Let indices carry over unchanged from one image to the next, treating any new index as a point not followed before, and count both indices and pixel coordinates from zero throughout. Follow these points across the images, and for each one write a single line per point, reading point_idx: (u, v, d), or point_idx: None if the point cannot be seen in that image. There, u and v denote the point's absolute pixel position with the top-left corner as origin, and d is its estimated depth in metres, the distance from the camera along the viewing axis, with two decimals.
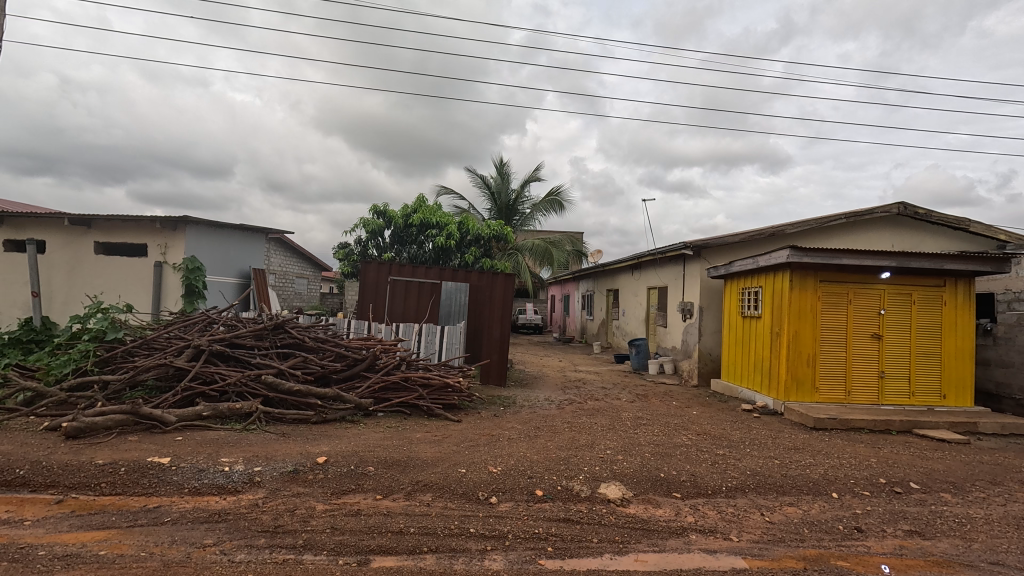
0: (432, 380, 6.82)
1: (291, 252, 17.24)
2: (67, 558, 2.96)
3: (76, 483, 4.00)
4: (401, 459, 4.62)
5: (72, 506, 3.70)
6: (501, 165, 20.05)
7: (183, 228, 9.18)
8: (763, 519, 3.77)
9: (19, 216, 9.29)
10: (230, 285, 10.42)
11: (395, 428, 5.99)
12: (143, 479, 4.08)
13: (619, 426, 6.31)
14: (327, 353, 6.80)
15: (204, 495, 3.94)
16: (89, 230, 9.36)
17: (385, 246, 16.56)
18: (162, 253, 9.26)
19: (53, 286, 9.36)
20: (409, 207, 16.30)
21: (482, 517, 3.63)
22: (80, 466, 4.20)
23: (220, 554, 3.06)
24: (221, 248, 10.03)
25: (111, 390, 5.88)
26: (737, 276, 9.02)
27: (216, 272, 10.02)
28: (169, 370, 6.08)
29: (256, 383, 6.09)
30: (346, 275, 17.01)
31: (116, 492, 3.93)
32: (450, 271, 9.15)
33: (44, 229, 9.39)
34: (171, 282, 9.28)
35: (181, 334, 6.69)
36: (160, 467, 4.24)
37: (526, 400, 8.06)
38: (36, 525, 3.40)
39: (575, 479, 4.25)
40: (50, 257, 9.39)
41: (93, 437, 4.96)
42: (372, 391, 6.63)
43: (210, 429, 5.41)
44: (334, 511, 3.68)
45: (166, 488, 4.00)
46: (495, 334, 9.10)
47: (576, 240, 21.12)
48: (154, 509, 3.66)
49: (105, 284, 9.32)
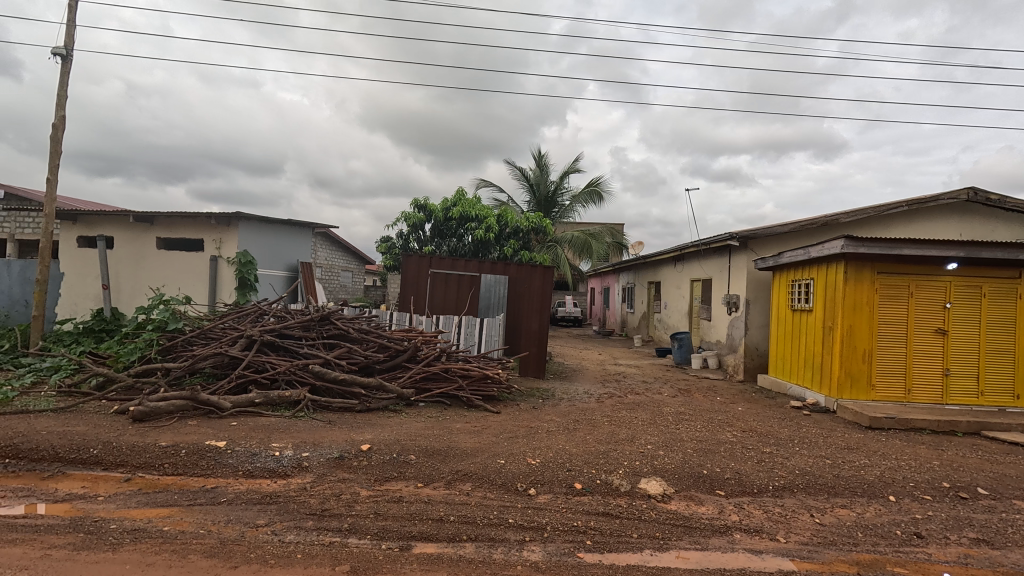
0: (471, 371, 6.91)
1: (335, 246, 17.78)
2: (134, 532, 3.18)
3: (143, 463, 4.30)
4: (442, 448, 4.71)
5: (139, 484, 3.98)
6: (541, 156, 19.93)
7: (235, 224, 9.60)
8: (814, 520, 3.62)
9: (91, 214, 9.96)
10: (280, 278, 10.81)
11: (437, 418, 6.10)
12: (201, 461, 4.34)
13: (660, 421, 6.18)
14: (370, 343, 6.99)
15: (258, 478, 4.16)
16: (151, 226, 9.93)
17: (426, 239, 16.78)
18: (217, 247, 9.71)
19: (120, 279, 10.01)
20: (449, 200, 16.43)
21: (520, 508, 3.65)
22: (146, 447, 4.50)
23: (272, 534, 3.21)
24: (271, 243, 10.42)
25: (172, 377, 6.23)
26: (787, 268, 8.63)
27: (267, 266, 10.39)
28: (225, 358, 6.41)
29: (304, 372, 6.34)
30: (388, 268, 17.35)
31: (178, 472, 4.21)
32: (490, 264, 9.20)
33: (113, 226, 10.04)
34: (226, 275, 9.72)
35: (235, 324, 7.03)
36: (217, 450, 4.49)
37: (565, 392, 8.04)
38: (108, 501, 3.67)
39: (614, 473, 4.21)
40: (118, 252, 10.03)
41: (159, 420, 5.31)
42: (414, 381, 6.78)
43: (262, 415, 5.67)
44: (377, 497, 3.79)
45: (223, 470, 4.25)
46: (534, 327, 9.11)
47: (617, 232, 20.69)
48: (213, 490, 3.89)
49: (166, 277, 9.87)
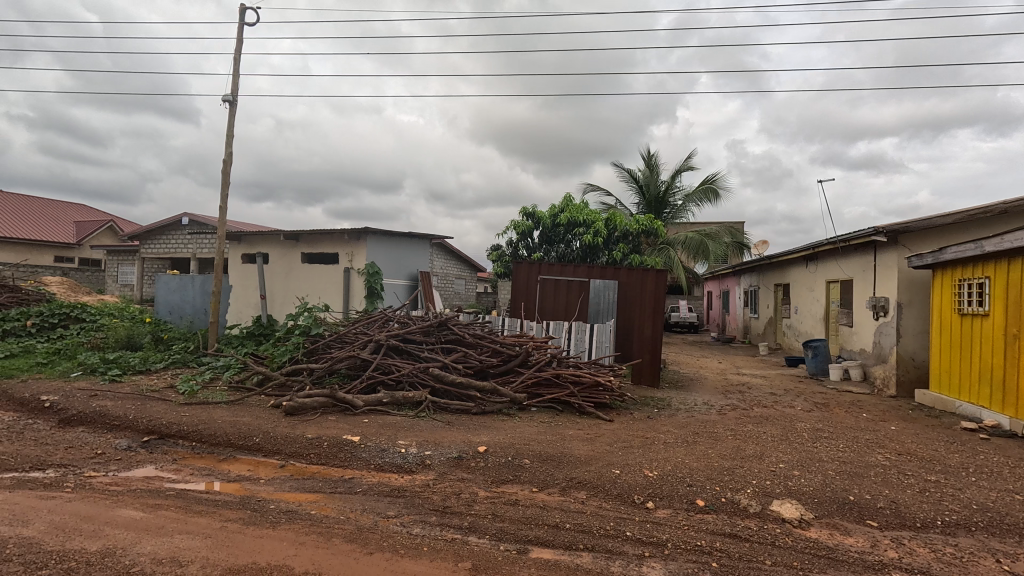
0: (583, 378, 6.87)
1: (449, 255, 18.77)
2: (289, 513, 3.62)
3: (294, 452, 4.89)
4: (556, 454, 4.72)
5: (291, 471, 4.53)
6: (650, 156, 19.27)
7: (365, 238, 10.57)
8: (1001, 568, 3.02)
9: (251, 234, 11.60)
10: (402, 287, 11.66)
11: (549, 424, 6.14)
12: (339, 453, 4.82)
13: (794, 438, 5.60)
14: (484, 348, 7.25)
15: (388, 472, 4.52)
16: (297, 243, 11.30)
17: (534, 246, 17.03)
18: (349, 260, 10.75)
19: (274, 290, 11.50)
20: (557, 206, 16.53)
21: (638, 521, 3.53)
22: (296, 438, 5.11)
23: (401, 526, 3.45)
24: (394, 254, 11.30)
25: (315, 376, 7.00)
26: (951, 265, 7.39)
27: (391, 276, 11.27)
28: (357, 360, 7.06)
29: (425, 375, 6.77)
30: (499, 275, 17.88)
31: (321, 462, 4.72)
32: (599, 269, 9.08)
33: (268, 244, 11.59)
34: (357, 285, 10.72)
35: (365, 329, 7.72)
36: (352, 444, 4.95)
37: (682, 402, 7.63)
38: (268, 483, 4.23)
39: (741, 492, 3.90)
40: (272, 266, 11.55)
41: (305, 414, 6.00)
42: (526, 386, 6.89)
43: (389, 414, 6.15)
44: (494, 498, 3.91)
45: (357, 463, 4.68)
46: (647, 333, 8.81)
47: (736, 231, 19.27)
48: (350, 480, 4.30)
49: (309, 287, 11.15)
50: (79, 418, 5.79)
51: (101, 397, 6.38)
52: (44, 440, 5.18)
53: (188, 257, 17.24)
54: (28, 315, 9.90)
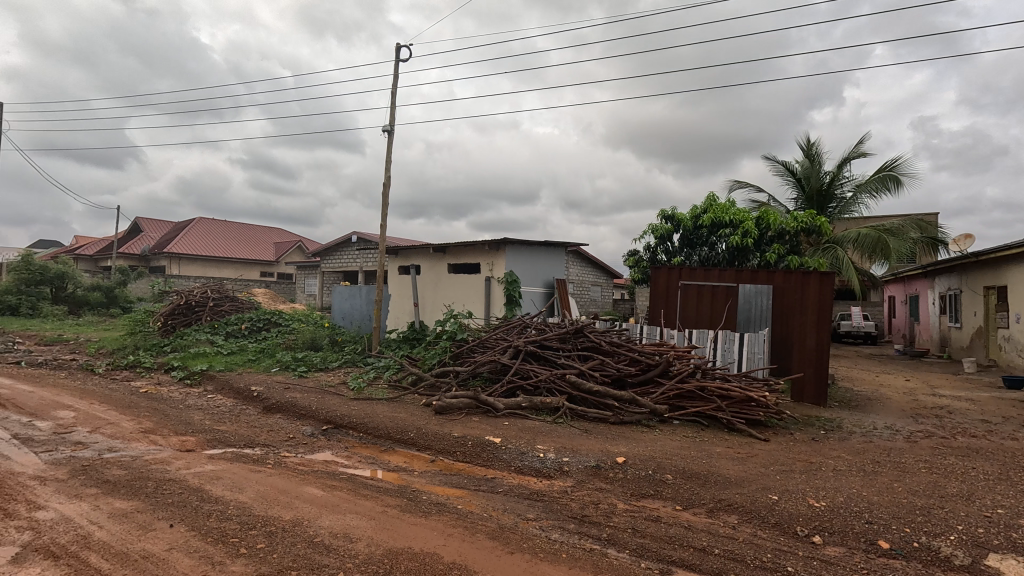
0: (732, 392, 6.34)
1: (586, 262, 18.72)
2: (439, 505, 3.92)
3: (443, 449, 5.29)
4: (701, 472, 4.42)
5: (440, 466, 4.90)
6: (810, 145, 17.14)
7: (504, 248, 11.06)
8: None
9: (406, 248, 12.87)
10: (540, 294, 11.92)
11: (694, 439, 5.76)
12: (482, 453, 5.08)
13: (1019, 479, 4.49)
14: (621, 356, 7.09)
15: (527, 475, 4.64)
16: (445, 255, 12.24)
17: (675, 250, 16.18)
18: (490, 269, 11.33)
19: (425, 298, 12.58)
20: (699, 207, 15.55)
21: (801, 556, 3.13)
22: (444, 436, 5.53)
23: (540, 529, 3.52)
24: (531, 263, 11.63)
25: (461, 379, 7.48)
26: None
27: (529, 284, 11.60)
28: (498, 365, 7.38)
29: (562, 382, 6.83)
30: (637, 282, 17.33)
31: (467, 460, 5.03)
32: (750, 273, 8.31)
33: (420, 256, 12.74)
34: (497, 292, 11.22)
35: (505, 335, 8.05)
36: (494, 445, 5.19)
37: (856, 425, 6.60)
38: (421, 475, 4.63)
39: (940, 538, 3.24)
40: (423, 277, 12.66)
41: (452, 414, 6.45)
42: (668, 398, 6.56)
43: (528, 418, 6.31)
44: (634, 512, 3.79)
45: (499, 463, 4.89)
46: (809, 345, 7.82)
47: (927, 224, 16.17)
48: (492, 479, 4.51)
49: (455, 296, 11.98)
50: (277, 406, 6.96)
51: (293, 390, 7.58)
52: (253, 422, 6.32)
53: (356, 270, 19.72)
54: (243, 320, 12.20)
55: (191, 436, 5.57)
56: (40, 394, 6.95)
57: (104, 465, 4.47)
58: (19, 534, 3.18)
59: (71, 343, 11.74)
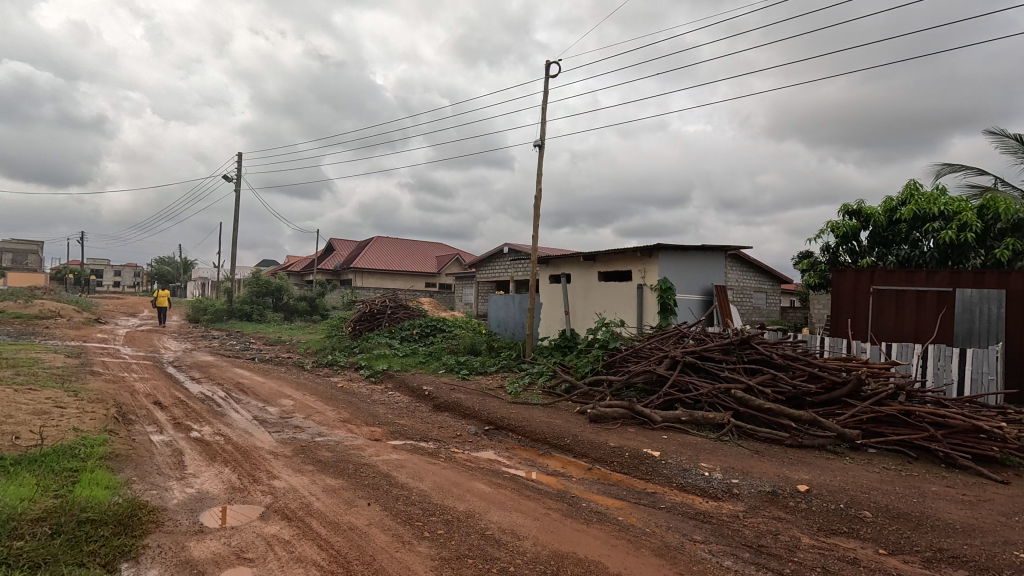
0: (950, 419, 5.27)
1: (748, 267, 17.12)
2: (599, 514, 3.90)
3: (600, 458, 5.27)
4: (912, 514, 3.72)
5: (598, 475, 4.88)
6: None
7: (657, 253, 10.66)
8: None
9: (556, 257, 13.16)
10: (697, 302, 11.21)
11: (898, 473, 4.87)
12: (641, 466, 4.95)
13: None
14: (798, 371, 6.33)
15: (691, 493, 4.39)
16: (595, 262, 12.23)
17: (862, 250, 13.97)
18: (642, 276, 11.00)
19: (575, 306, 12.68)
20: (895, 199, 13.24)
21: None
22: (601, 445, 5.51)
23: (710, 553, 3.30)
24: (687, 269, 11.02)
25: (614, 388, 7.36)
26: None
27: (685, 291, 11.00)
28: (653, 376, 7.10)
29: (727, 397, 6.32)
30: (813, 287, 15.34)
31: (625, 471, 4.93)
32: (972, 276, 6.96)
33: (570, 265, 12.91)
34: (649, 300, 10.83)
35: (660, 345, 7.73)
36: (653, 459, 5.02)
37: None
38: (579, 482, 4.67)
39: None
40: (573, 285, 12.79)
41: (607, 423, 6.39)
42: (860, 422, 5.66)
43: (689, 433, 5.96)
44: (824, 550, 3.34)
45: (659, 478, 4.70)
46: None
47: None
48: (653, 494, 4.36)
49: (606, 304, 11.87)
50: (445, 405, 7.62)
51: (458, 391, 8.24)
52: (426, 419, 7.02)
53: (508, 279, 20.73)
54: (414, 326, 13.64)
55: (378, 427, 6.39)
56: (269, 384, 8.59)
57: (317, 446, 5.36)
58: (263, 497, 3.97)
59: (287, 343, 14.33)
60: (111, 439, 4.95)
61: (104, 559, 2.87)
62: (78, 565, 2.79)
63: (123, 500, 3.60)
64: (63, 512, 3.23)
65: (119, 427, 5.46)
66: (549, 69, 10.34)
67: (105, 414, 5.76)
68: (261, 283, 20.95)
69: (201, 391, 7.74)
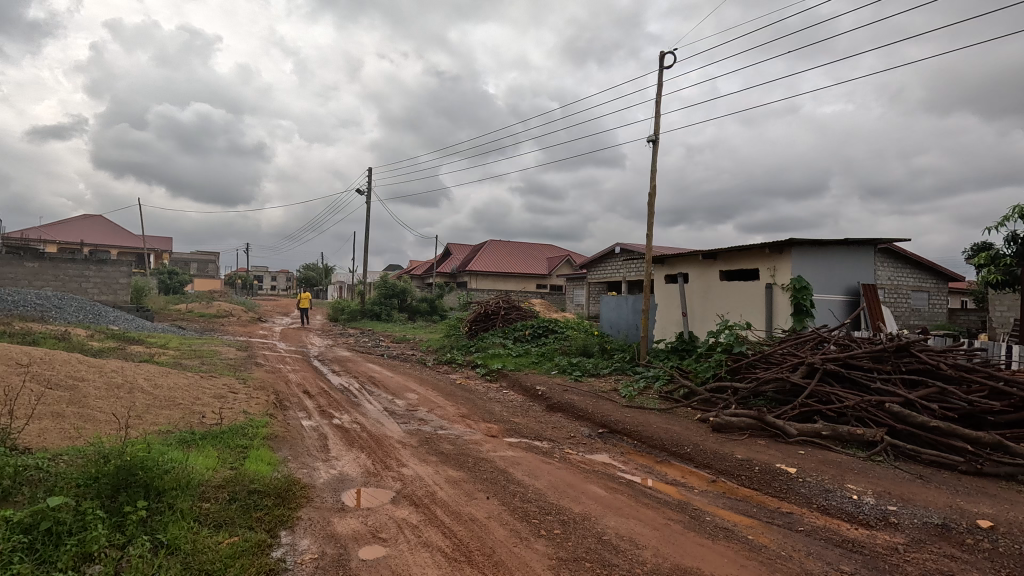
0: None
1: (904, 262, 14.83)
2: (726, 531, 3.64)
3: (725, 470, 4.92)
4: None
5: (722, 488, 4.56)
6: None
7: (789, 249, 9.68)
8: None
9: (673, 256, 12.54)
10: (839, 303, 9.97)
11: None
12: (774, 482, 4.52)
13: None
14: (976, 386, 5.37)
15: (836, 518, 3.91)
16: (716, 261, 11.45)
17: None
18: (772, 275, 10.05)
19: (694, 307, 11.95)
20: None
21: None
22: (726, 456, 5.14)
23: None
24: (826, 266, 9.86)
25: (740, 396, 6.80)
26: None
27: (823, 291, 9.85)
28: (787, 384, 6.44)
29: (879, 411, 5.56)
30: (994, 285, 12.80)
31: (754, 486, 4.54)
32: None
33: (688, 264, 12.23)
34: (780, 301, 9.85)
35: (794, 350, 6.98)
36: (788, 476, 4.57)
37: None
38: (702, 494, 4.39)
39: None
40: (691, 285, 12.09)
41: (732, 433, 5.94)
42: None
43: (831, 450, 5.31)
44: None
45: (797, 497, 4.25)
46: None
47: None
48: (789, 515, 3.96)
49: (729, 305, 11.03)
50: (558, 405, 7.65)
51: (571, 392, 8.21)
52: (539, 418, 7.09)
53: (620, 279, 20.24)
54: (527, 326, 13.89)
55: (495, 424, 6.61)
56: (396, 378, 9.32)
57: (439, 439, 5.69)
58: (393, 483, 4.31)
59: (411, 341, 15.42)
60: (271, 422, 5.72)
61: (268, 525, 3.32)
62: (249, 528, 3.26)
63: (281, 476, 4.13)
64: (238, 481, 3.79)
65: (277, 411, 6.29)
66: (663, 60, 9.91)
67: (267, 400, 6.67)
68: (388, 285, 22.82)
69: (340, 383, 8.62)
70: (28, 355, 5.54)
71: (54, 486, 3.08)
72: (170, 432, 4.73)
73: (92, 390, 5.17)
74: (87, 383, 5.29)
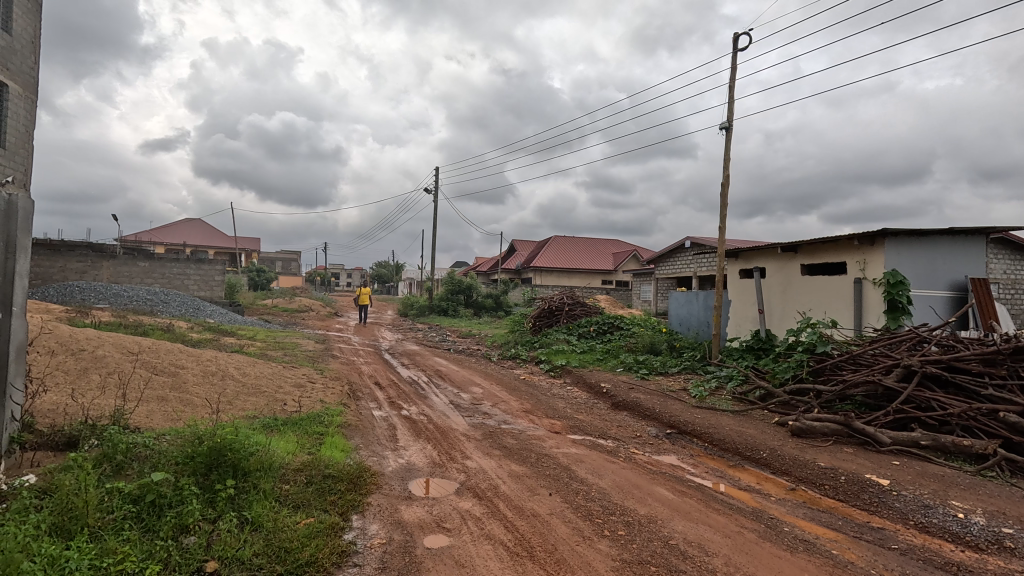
0: None
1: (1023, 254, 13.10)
2: (807, 543, 3.38)
3: (805, 478, 4.59)
4: None
5: (803, 497, 4.25)
6: None
7: (882, 240, 8.82)
8: None
9: (749, 249, 11.84)
10: (942, 299, 8.97)
11: None
12: (864, 494, 4.14)
13: None
14: None
15: (936, 537, 3.53)
16: (797, 254, 10.69)
17: None
18: (862, 268, 9.22)
19: (772, 303, 11.22)
20: None
21: None
22: (807, 463, 4.80)
23: None
24: (926, 258, 8.91)
25: (824, 399, 6.30)
26: None
27: (924, 285, 8.90)
28: (879, 388, 5.88)
29: (991, 421, 4.96)
30: None
31: (840, 498, 4.19)
32: None
33: (765, 257, 11.52)
34: (872, 297, 9.02)
35: (888, 351, 6.36)
36: (880, 488, 4.17)
37: None
38: (779, 503, 4.12)
39: None
40: (769, 280, 11.36)
41: (814, 438, 5.52)
42: None
43: (931, 461, 4.79)
44: None
45: (890, 512, 3.88)
46: None
47: None
48: (880, 530, 3.62)
49: (812, 301, 10.26)
50: (623, 403, 7.48)
51: (637, 391, 8.01)
52: (604, 416, 6.97)
53: (690, 274, 19.45)
54: (592, 322, 13.68)
55: (558, 420, 6.57)
56: (462, 372, 9.51)
57: (502, 433, 5.73)
58: (458, 474, 4.40)
59: (476, 336, 15.71)
60: (345, 411, 6.03)
61: (342, 509, 3.50)
62: (324, 510, 3.45)
63: (353, 462, 4.34)
64: (314, 466, 4.02)
65: (350, 401, 6.63)
66: (737, 42, 9.35)
67: (341, 390, 7.04)
68: (454, 281, 23.35)
69: (409, 376, 8.94)
70: (138, 343, 6.20)
71: (157, 462, 3.42)
72: (256, 417, 5.12)
73: (191, 377, 5.71)
74: (186, 370, 5.84)
